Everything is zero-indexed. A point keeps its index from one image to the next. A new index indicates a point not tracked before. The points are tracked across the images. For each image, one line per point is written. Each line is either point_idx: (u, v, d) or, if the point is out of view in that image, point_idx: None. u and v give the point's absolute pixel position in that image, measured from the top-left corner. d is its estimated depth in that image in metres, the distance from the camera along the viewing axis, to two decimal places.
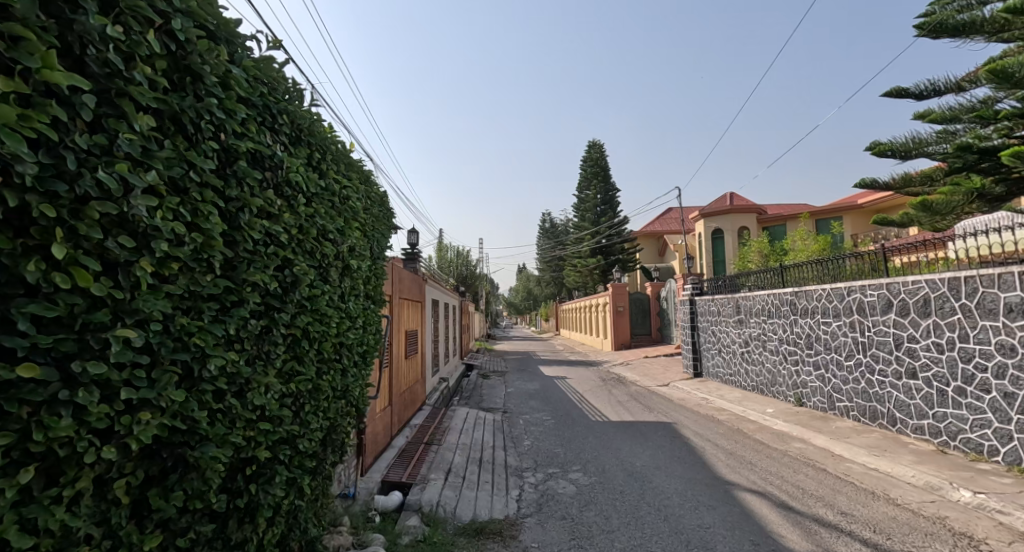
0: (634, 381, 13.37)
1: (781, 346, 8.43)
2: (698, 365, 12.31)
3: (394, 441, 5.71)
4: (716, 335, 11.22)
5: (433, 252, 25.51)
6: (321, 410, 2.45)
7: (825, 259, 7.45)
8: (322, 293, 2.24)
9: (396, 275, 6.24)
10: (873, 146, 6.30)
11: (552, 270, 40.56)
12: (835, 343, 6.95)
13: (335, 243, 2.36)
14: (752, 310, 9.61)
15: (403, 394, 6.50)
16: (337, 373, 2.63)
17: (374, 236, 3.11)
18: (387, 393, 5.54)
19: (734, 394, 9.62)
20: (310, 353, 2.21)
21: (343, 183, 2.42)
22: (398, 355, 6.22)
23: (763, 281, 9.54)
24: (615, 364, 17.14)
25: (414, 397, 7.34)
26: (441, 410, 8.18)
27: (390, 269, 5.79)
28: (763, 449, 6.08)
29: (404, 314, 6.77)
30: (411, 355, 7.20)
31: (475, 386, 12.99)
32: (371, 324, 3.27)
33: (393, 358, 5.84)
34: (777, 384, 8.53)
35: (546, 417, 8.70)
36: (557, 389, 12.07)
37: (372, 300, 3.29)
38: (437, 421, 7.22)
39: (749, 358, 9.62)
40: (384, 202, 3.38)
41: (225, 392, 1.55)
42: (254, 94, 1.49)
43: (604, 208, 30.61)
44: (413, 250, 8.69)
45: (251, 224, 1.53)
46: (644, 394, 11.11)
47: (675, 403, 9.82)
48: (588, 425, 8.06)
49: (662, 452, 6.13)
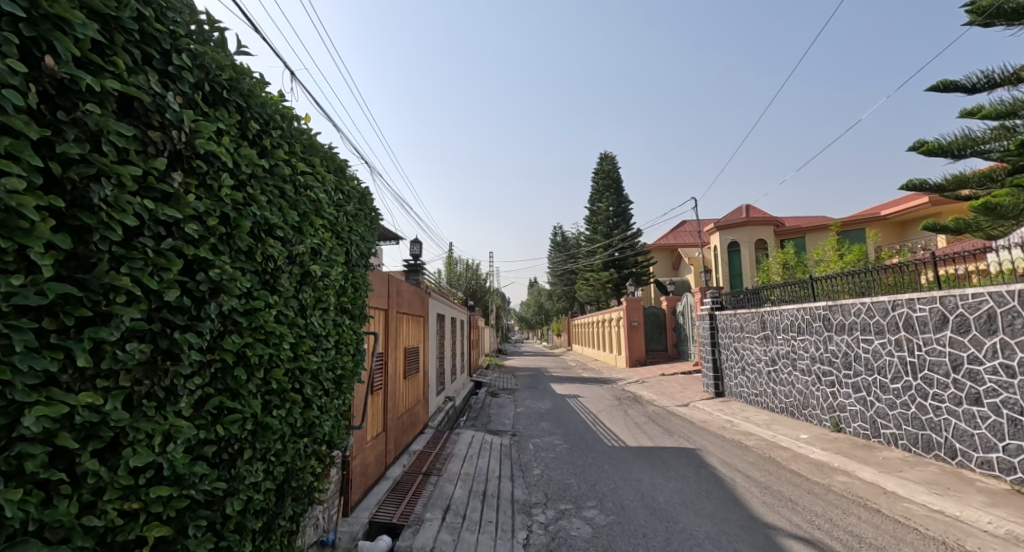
0: (651, 400, 12.65)
1: (813, 366, 7.75)
2: (719, 384, 11.58)
3: (389, 471, 5.19)
4: (740, 352, 10.52)
5: (443, 265, 25.09)
6: (271, 455, 1.94)
7: (862, 270, 6.81)
8: (266, 308, 1.77)
9: (394, 288, 5.77)
10: (918, 145, 5.71)
11: (563, 284, 39.92)
12: (878, 363, 6.28)
13: (285, 243, 1.88)
14: (779, 325, 8.93)
15: (401, 417, 5.99)
16: (293, 405, 2.12)
17: (351, 239, 2.62)
18: (380, 418, 5.01)
19: (762, 417, 8.90)
20: (247, 383, 1.71)
21: (300, 168, 1.95)
22: (394, 376, 5.70)
23: (791, 295, 8.88)
24: (629, 382, 16.41)
25: (415, 420, 6.79)
26: (445, 433, 7.63)
27: (384, 281, 5.33)
28: (801, 483, 5.43)
29: (402, 330, 6.26)
30: (411, 374, 6.71)
31: (483, 406, 12.36)
32: (349, 344, 2.78)
33: (388, 378, 5.35)
34: (810, 407, 7.82)
35: (558, 441, 8.08)
36: (569, 410, 11.41)
37: (350, 315, 2.80)
38: (440, 447, 6.68)
39: (777, 377, 8.91)
40: (365, 201, 2.90)
41: (81, 451, 1.06)
42: (119, 11, 1.05)
43: (617, 221, 30.06)
44: (416, 261, 8.22)
45: (119, 203, 1.05)
46: (662, 415, 10.41)
47: (697, 425, 9.12)
48: (604, 451, 7.42)
49: (688, 484, 5.48)
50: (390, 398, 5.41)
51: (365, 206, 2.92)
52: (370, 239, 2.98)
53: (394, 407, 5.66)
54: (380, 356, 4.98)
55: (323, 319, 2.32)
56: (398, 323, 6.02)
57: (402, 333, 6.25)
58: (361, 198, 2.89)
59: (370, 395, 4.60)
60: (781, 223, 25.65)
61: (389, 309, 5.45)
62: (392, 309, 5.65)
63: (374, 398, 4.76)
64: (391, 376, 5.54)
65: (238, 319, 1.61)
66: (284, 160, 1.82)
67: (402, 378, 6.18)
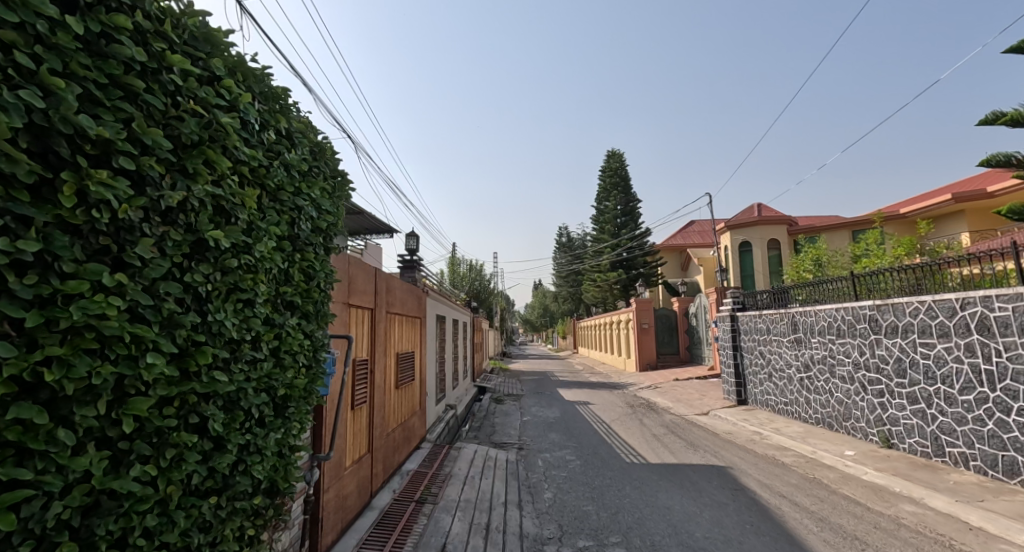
0: (667, 407, 11.83)
1: (857, 373, 6.92)
2: (742, 391, 10.74)
3: (375, 500, 4.42)
4: (767, 357, 9.68)
5: (446, 266, 24.26)
6: (127, 541, 1.18)
7: (916, 265, 6.01)
8: (102, 299, 1.00)
9: (384, 285, 5.04)
10: (994, 117, 4.92)
11: (569, 285, 39.14)
12: (943, 372, 5.48)
13: (140, 183, 1.11)
14: (813, 327, 8.12)
15: (392, 433, 5.24)
16: (185, 452, 1.35)
17: (292, 203, 1.86)
18: (363, 437, 4.23)
19: (794, 429, 8.07)
20: (49, 427, 0.95)
21: (177, 61, 1.18)
22: (383, 386, 4.92)
23: (823, 294, 8.07)
24: (641, 387, 15.58)
25: (408, 436, 6.01)
26: (445, 448, 6.87)
27: (371, 273, 4.59)
28: (861, 513, 4.62)
29: (393, 333, 5.48)
30: (405, 383, 5.98)
31: (486, 415, 11.55)
32: (297, 352, 2.00)
33: (375, 388, 4.62)
34: (854, 420, 6.99)
35: (570, 457, 7.28)
36: (579, 419, 10.60)
37: (300, 312, 2.02)
38: (437, 466, 5.92)
39: (812, 385, 8.08)
40: (320, 160, 2.15)
41: None
42: None
43: (625, 220, 29.23)
44: (412, 257, 7.44)
45: None
46: (681, 425, 9.60)
47: (722, 438, 8.30)
48: (622, 469, 6.61)
49: (726, 514, 4.69)
50: (377, 412, 4.67)
51: (322, 164, 2.16)
52: (329, 210, 2.21)
53: (383, 423, 4.91)
54: (362, 363, 4.24)
55: (239, 315, 1.54)
56: (389, 325, 5.30)
57: (394, 337, 5.53)
58: (314, 152, 2.12)
59: (349, 409, 3.86)
60: (795, 222, 24.80)
61: (376, 308, 4.73)
62: (381, 308, 4.91)
63: (354, 413, 4.01)
64: (380, 385, 4.81)
65: (9, 314, 0.86)
66: (128, 38, 1.06)
67: (394, 388, 5.45)
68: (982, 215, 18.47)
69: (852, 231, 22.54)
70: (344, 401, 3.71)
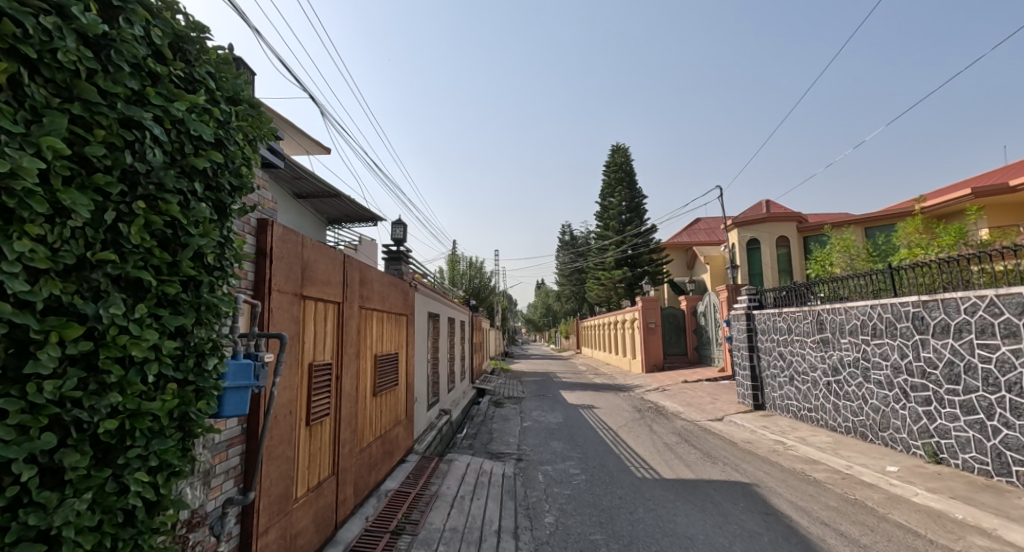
0: (677, 412, 11.07)
1: (898, 378, 6.17)
2: (760, 396, 9.97)
3: (341, 533, 3.68)
4: (788, 359, 8.92)
5: (445, 263, 23.53)
6: None
7: (971, 256, 5.23)
8: None
9: (357, 276, 4.30)
10: None
11: (572, 284, 38.42)
12: (1009, 378, 4.72)
13: None
14: (842, 327, 7.37)
15: (367, 449, 4.51)
16: None
17: (118, 113, 1.13)
18: (324, 457, 3.50)
19: (822, 438, 7.31)
20: None
21: None
22: (354, 395, 4.18)
23: (853, 290, 7.30)
24: (648, 390, 14.82)
25: (390, 450, 5.28)
26: (435, 461, 6.13)
27: (338, 258, 3.85)
28: (921, 548, 3.86)
29: (370, 332, 4.74)
30: (386, 389, 5.24)
31: (484, 420, 10.80)
32: (146, 363, 1.25)
33: (343, 396, 3.88)
34: (893, 430, 6.23)
35: (575, 470, 6.53)
36: (583, 425, 9.85)
37: (153, 299, 1.27)
38: (423, 485, 5.18)
39: (842, 391, 7.32)
40: (198, 69, 1.43)
41: None
42: None
43: (630, 216, 28.44)
44: (399, 248, 6.69)
45: None
46: (694, 433, 8.84)
47: (741, 448, 7.54)
48: (633, 485, 5.84)
49: (761, 547, 3.93)
50: (346, 425, 3.93)
51: (203, 71, 1.42)
52: (212, 146, 1.47)
53: (355, 438, 4.18)
54: (323, 368, 3.49)
55: None
56: (364, 322, 4.55)
57: (372, 336, 4.79)
58: (181, 51, 1.38)
59: (302, 424, 3.12)
60: (804, 219, 23.92)
61: (344, 301, 3.98)
62: (351, 302, 4.14)
63: (311, 429, 3.27)
64: (350, 393, 4.07)
65: None
66: None
67: (371, 395, 4.71)
68: (1005, 210, 17.56)
69: (866, 229, 21.66)
70: (295, 415, 2.97)
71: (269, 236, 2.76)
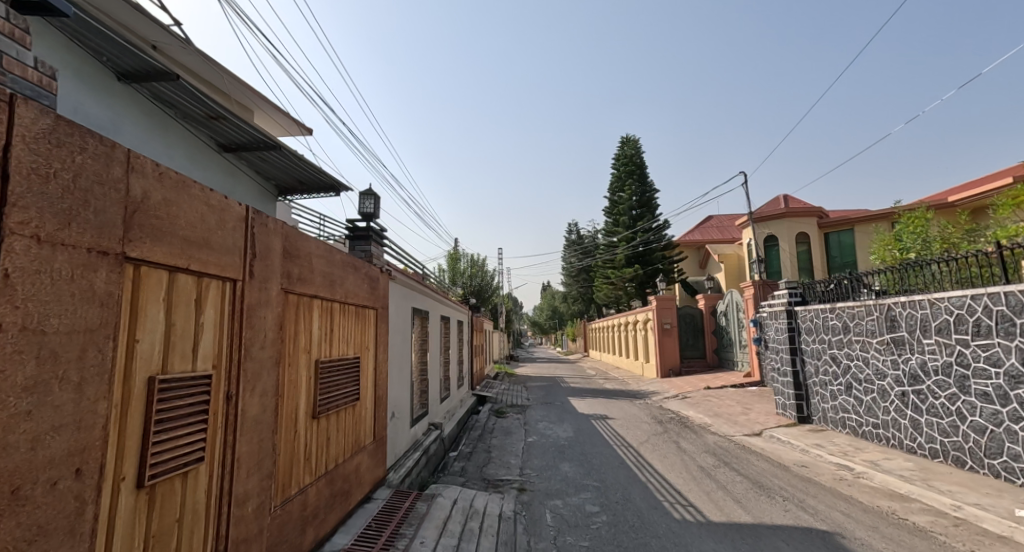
0: (705, 425, 9.62)
1: (1017, 390, 4.73)
2: (805, 407, 8.50)
3: None
4: (843, 363, 7.46)
5: (446, 261, 22.20)
6: None
7: None
8: None
9: (277, 247, 2.94)
10: None
11: (578, 284, 37.02)
12: None
13: None
14: (924, 324, 5.91)
15: (297, 499, 3.10)
16: None
17: None
18: (189, 530, 2.09)
19: (900, 464, 5.84)
20: None
21: None
22: (268, 422, 2.76)
23: (937, 278, 5.84)
24: (667, 398, 13.34)
25: (340, 492, 3.85)
26: (411, 498, 4.71)
27: (233, 211, 2.46)
28: None
29: (306, 328, 3.34)
30: (338, 408, 3.84)
31: (482, 434, 9.38)
32: None
33: (242, 427, 2.48)
34: (1009, 458, 4.78)
35: (592, 508, 5.10)
36: (597, 442, 8.41)
37: None
38: (386, 540, 3.73)
39: (925, 404, 5.86)
40: None
41: None
42: None
43: (641, 212, 26.92)
44: (370, 226, 5.31)
45: None
46: (731, 452, 7.39)
47: (798, 474, 6.09)
48: (672, 533, 4.37)
49: None
50: (247, 471, 2.53)
51: None
52: None
53: (270, 487, 2.77)
54: (187, 385, 2.09)
55: None
56: (293, 314, 3.16)
57: (311, 335, 3.41)
58: None
59: (116, 491, 1.71)
60: (825, 214, 22.33)
61: (246, 281, 2.57)
62: (264, 283, 2.76)
63: (150, 492, 1.88)
64: (258, 421, 2.66)
65: None
66: None
67: (306, 418, 3.32)
68: None
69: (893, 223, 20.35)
70: (90, 479, 1.57)
71: (8, 128, 1.36)
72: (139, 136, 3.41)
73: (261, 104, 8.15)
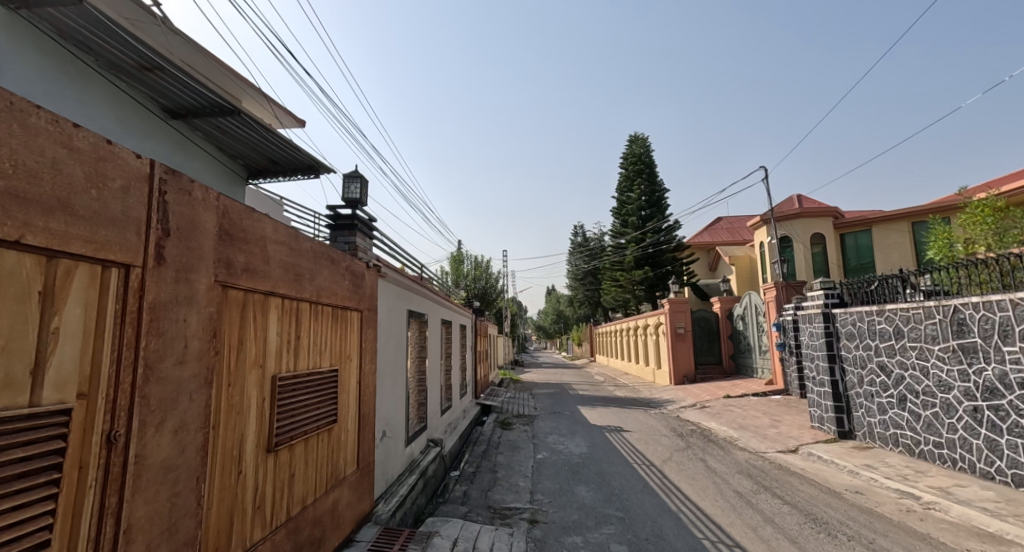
0: (730, 440, 8.75)
1: None
2: (846, 421, 7.63)
3: None
4: (895, 373, 6.61)
5: (449, 264, 21.41)
6: None
7: None
8: None
9: (210, 224, 2.15)
10: None
11: (584, 288, 36.12)
12: None
13: None
14: (1003, 328, 5.06)
15: None
16: None
17: None
18: None
19: (978, 493, 4.97)
20: None
21: None
22: (188, 467, 1.95)
23: (1014, 276, 5.03)
24: (684, 407, 12.44)
25: (307, 542, 3.03)
26: (402, 539, 3.87)
27: (125, 164, 1.67)
28: None
29: (257, 334, 2.54)
30: (305, 435, 3.03)
31: (485, 449, 8.54)
32: None
33: (138, 481, 1.67)
34: None
35: (619, 548, 4.26)
36: (614, 459, 7.56)
37: None
38: None
39: (1007, 423, 4.99)
40: None
41: None
42: None
43: (651, 212, 25.86)
44: (355, 214, 4.52)
45: None
46: (768, 473, 6.54)
47: (854, 503, 5.23)
48: None
49: None
50: (147, 545, 1.72)
51: None
52: None
53: None
54: (15, 429, 1.30)
55: None
56: (236, 315, 2.37)
57: (266, 343, 2.62)
58: None
59: None
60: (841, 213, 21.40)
61: (151, 267, 1.78)
62: (187, 273, 1.97)
63: None
64: (174, 468, 1.86)
65: None
66: None
67: (258, 453, 2.52)
68: None
69: (912, 222, 19.65)
70: None
71: None
72: (41, 87, 2.72)
73: (261, 100, 7.50)
